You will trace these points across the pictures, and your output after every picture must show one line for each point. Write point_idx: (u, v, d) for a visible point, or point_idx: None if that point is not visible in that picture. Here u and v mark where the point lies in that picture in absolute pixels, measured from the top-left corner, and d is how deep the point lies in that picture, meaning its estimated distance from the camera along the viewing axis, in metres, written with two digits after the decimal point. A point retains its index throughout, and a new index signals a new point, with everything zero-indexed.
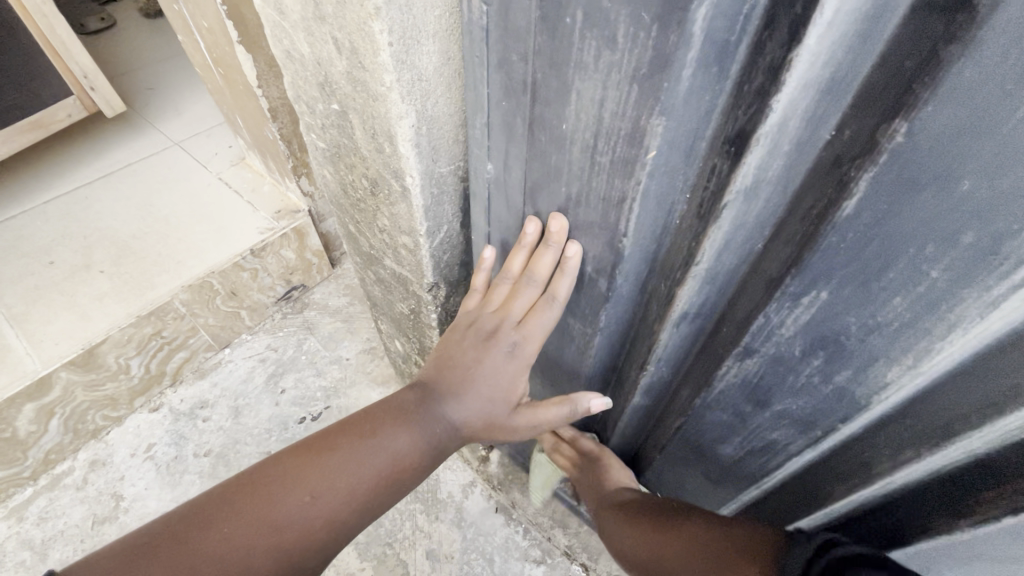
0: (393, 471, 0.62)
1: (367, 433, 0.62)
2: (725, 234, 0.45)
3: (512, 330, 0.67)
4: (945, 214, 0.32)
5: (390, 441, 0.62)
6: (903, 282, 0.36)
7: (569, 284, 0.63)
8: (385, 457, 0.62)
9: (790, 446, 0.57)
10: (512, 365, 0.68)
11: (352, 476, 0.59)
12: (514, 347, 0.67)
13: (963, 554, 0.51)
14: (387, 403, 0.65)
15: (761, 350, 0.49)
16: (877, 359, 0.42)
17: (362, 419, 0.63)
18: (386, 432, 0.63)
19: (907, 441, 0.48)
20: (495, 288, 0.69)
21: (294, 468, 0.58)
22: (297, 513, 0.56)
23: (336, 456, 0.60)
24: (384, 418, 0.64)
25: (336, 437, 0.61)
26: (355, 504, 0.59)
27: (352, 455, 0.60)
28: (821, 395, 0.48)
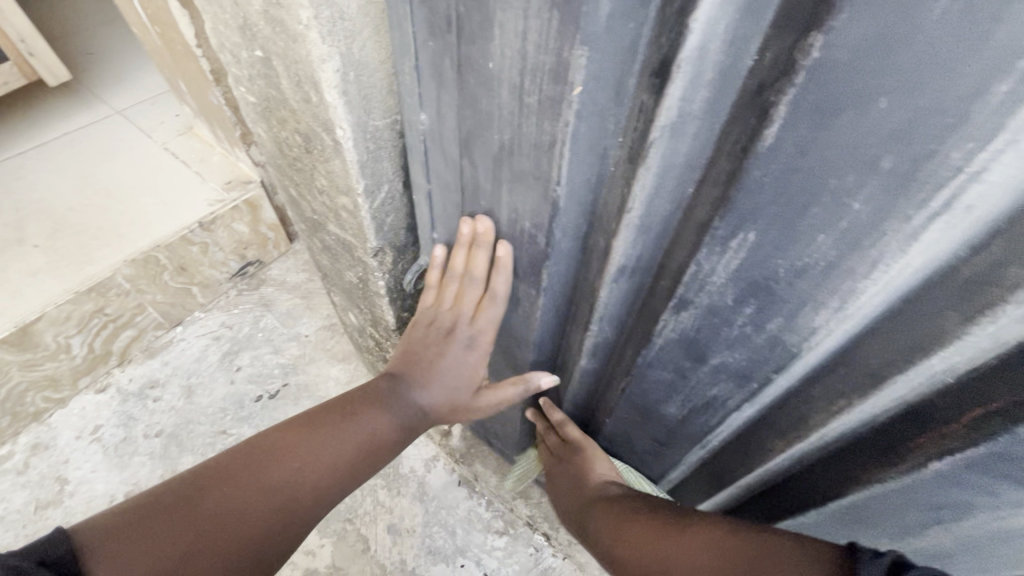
0: (371, 451, 0.67)
1: (347, 415, 0.67)
2: (655, 177, 0.43)
3: (467, 326, 0.72)
4: (864, 139, 0.30)
5: (369, 423, 0.67)
6: (826, 219, 0.35)
7: (505, 281, 0.66)
8: (364, 437, 0.66)
9: (729, 402, 0.56)
10: (473, 358, 0.73)
11: (336, 450, 0.64)
12: (471, 341, 0.72)
13: (895, 503, 0.51)
14: (364, 390, 0.70)
15: (695, 301, 0.48)
16: (805, 304, 0.40)
17: (345, 401, 0.68)
18: (365, 416, 0.67)
19: (840, 391, 0.48)
20: (444, 289, 0.73)
21: (284, 442, 0.62)
22: (290, 482, 0.60)
23: (323, 431, 0.64)
24: (364, 402, 0.69)
25: (320, 419, 0.66)
26: (339, 476, 0.64)
27: (338, 432, 0.65)
28: (755, 346, 0.47)
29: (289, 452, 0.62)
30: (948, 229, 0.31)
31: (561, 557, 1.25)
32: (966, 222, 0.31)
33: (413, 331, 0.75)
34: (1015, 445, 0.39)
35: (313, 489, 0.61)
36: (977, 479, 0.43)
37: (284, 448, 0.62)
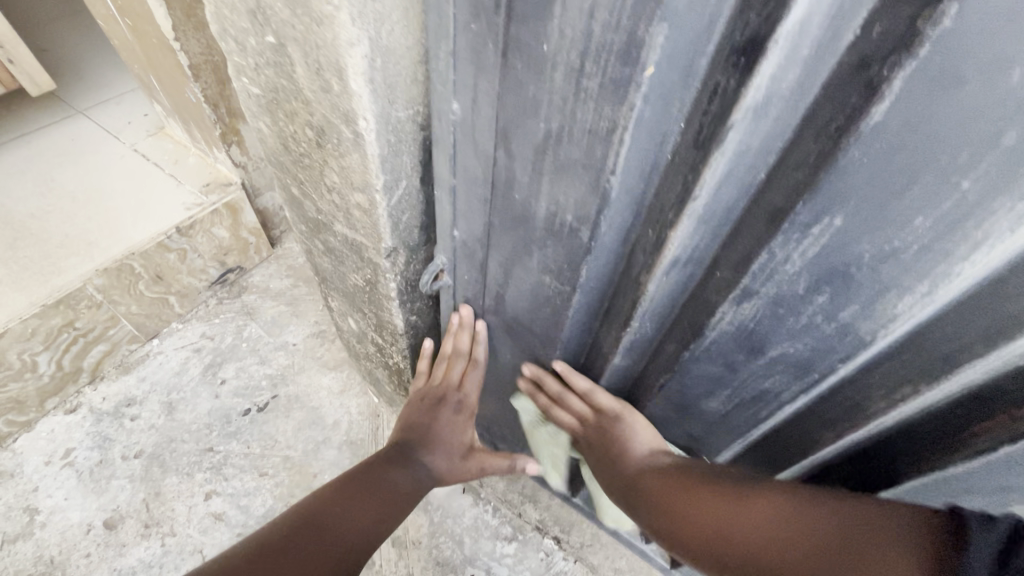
0: (398, 498, 0.79)
1: (375, 470, 0.79)
2: (728, 162, 0.41)
3: (458, 391, 0.92)
4: (989, 111, 0.29)
5: (394, 476, 0.80)
6: (928, 199, 0.34)
7: (484, 348, 0.89)
8: (389, 488, 0.78)
9: (783, 394, 0.55)
10: (462, 420, 0.92)
11: (373, 501, 0.75)
12: (458, 405, 0.92)
13: (954, 489, 0.51)
14: (380, 454, 0.84)
15: (761, 292, 0.46)
16: (888, 288, 0.40)
17: (369, 464, 0.81)
18: (390, 470, 0.81)
19: (905, 377, 0.47)
20: (437, 367, 0.94)
21: (332, 497, 0.72)
22: (345, 530, 0.68)
23: (362, 485, 0.76)
24: (385, 462, 0.82)
25: (355, 476, 0.77)
26: (378, 525, 0.73)
27: (375, 484, 0.77)
28: (822, 334, 0.46)
29: (338, 505, 0.71)
30: None
31: (572, 560, 1.23)
32: None
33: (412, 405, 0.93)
34: None
35: (364, 536, 0.70)
36: None
37: (334, 500, 0.71)
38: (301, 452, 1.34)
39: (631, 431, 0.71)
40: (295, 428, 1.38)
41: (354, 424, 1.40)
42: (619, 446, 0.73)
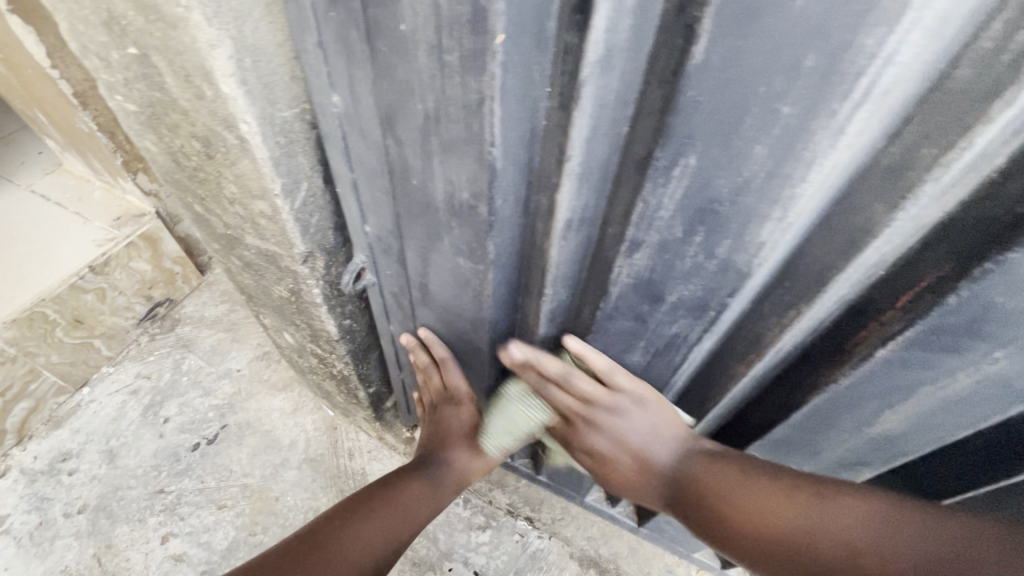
0: (409, 514, 0.87)
1: (390, 488, 0.88)
2: (591, 117, 0.43)
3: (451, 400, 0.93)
4: (787, 39, 0.31)
5: (407, 491, 0.89)
6: (760, 128, 0.36)
7: (444, 347, 0.86)
8: (402, 504, 0.87)
9: (690, 337, 0.58)
10: (463, 425, 0.93)
11: (392, 521, 0.84)
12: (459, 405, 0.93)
13: (850, 401, 0.54)
14: (395, 472, 0.93)
15: (646, 240, 0.48)
16: (749, 219, 0.42)
17: (383, 480, 0.90)
18: (404, 486, 0.89)
19: (790, 302, 0.50)
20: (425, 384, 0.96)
21: (349, 519, 0.81)
22: (361, 550, 0.78)
23: (378, 507, 0.85)
24: (399, 479, 0.90)
25: (368, 494, 0.86)
26: (397, 541, 0.84)
27: (385, 501, 0.86)
28: (708, 272, 0.49)
29: (353, 526, 0.80)
30: (871, 117, 0.34)
31: (547, 537, 1.26)
32: (883, 108, 0.33)
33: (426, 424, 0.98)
34: (946, 317, 0.42)
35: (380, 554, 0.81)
36: (917, 358, 0.46)
37: (350, 523, 0.81)
38: (259, 478, 1.30)
39: (646, 417, 0.67)
40: (249, 455, 1.34)
41: (312, 441, 1.37)
42: (641, 437, 0.69)
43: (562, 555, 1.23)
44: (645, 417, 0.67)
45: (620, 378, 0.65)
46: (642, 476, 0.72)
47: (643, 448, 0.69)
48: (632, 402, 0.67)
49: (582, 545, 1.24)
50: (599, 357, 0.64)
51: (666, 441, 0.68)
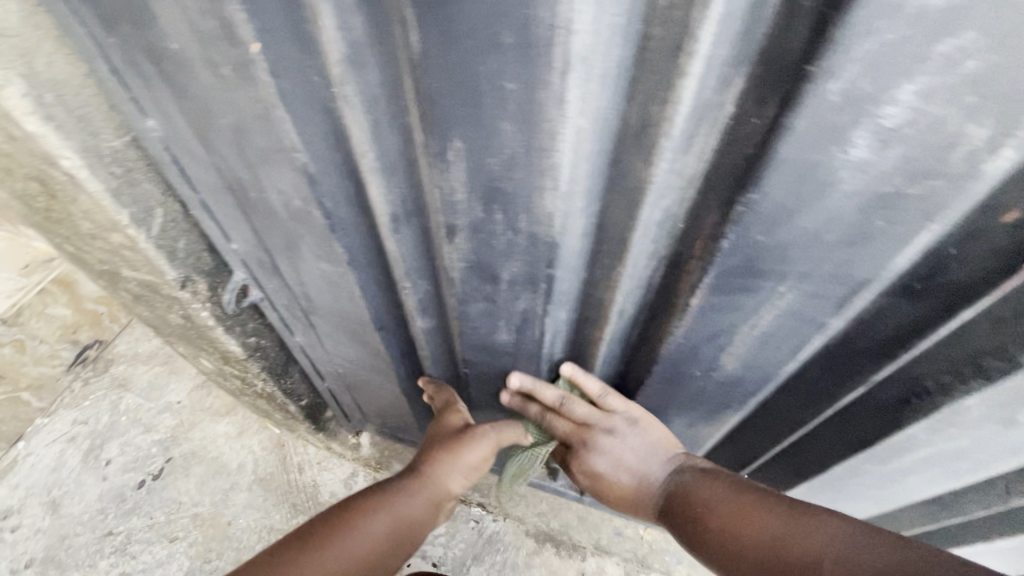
0: (370, 556, 0.66)
1: (349, 519, 0.68)
2: (367, 113, 0.44)
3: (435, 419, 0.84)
4: (478, 19, 0.33)
5: (371, 524, 0.68)
6: (497, 105, 0.37)
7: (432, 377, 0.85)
8: (362, 542, 0.66)
9: (539, 311, 0.59)
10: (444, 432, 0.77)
11: (344, 545, 0.65)
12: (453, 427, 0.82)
13: (691, 350, 0.57)
14: (363, 493, 0.71)
15: (458, 223, 0.49)
16: (530, 191, 0.44)
17: (343, 507, 0.69)
18: (367, 518, 0.68)
19: (610, 264, 0.52)
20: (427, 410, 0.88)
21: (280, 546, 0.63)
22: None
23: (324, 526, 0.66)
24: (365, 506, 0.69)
25: (321, 527, 0.66)
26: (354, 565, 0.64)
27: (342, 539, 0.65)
28: (523, 247, 0.50)
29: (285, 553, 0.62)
30: (587, 84, 0.35)
31: (501, 519, 1.28)
32: (594, 76, 0.35)
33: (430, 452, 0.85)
34: (730, 260, 0.44)
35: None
36: (723, 302, 0.49)
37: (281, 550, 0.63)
38: (209, 505, 1.30)
39: (640, 437, 0.68)
40: (197, 484, 1.33)
41: (260, 461, 1.37)
42: (638, 454, 0.69)
43: (517, 534, 1.26)
44: (640, 435, 0.69)
45: (613, 397, 0.68)
46: (637, 493, 0.70)
47: (638, 468, 0.69)
48: (628, 421, 0.69)
49: (535, 521, 1.27)
50: (591, 377, 0.68)
51: (660, 461, 0.69)
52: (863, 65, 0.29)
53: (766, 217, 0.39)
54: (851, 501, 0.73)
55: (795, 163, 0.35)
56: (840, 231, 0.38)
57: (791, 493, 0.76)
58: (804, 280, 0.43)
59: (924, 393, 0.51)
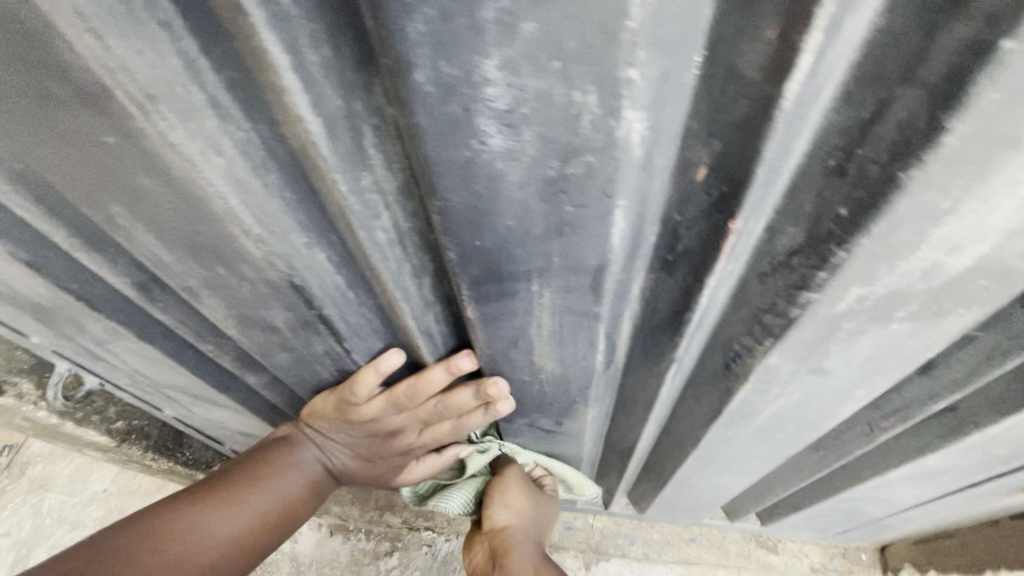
0: (281, 515, 0.68)
1: (274, 470, 0.67)
2: (20, 190, 0.38)
3: (414, 434, 0.67)
4: (14, 69, 0.28)
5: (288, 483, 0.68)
6: (114, 160, 0.32)
7: (439, 372, 0.55)
8: (277, 501, 0.67)
9: (343, 348, 0.54)
10: (403, 457, 0.73)
11: (261, 497, 0.65)
12: (411, 438, 0.69)
13: (506, 358, 0.52)
14: (293, 463, 0.69)
15: (192, 283, 0.44)
16: (229, 239, 0.38)
17: (274, 460, 0.68)
18: (284, 478, 0.68)
19: (381, 291, 0.47)
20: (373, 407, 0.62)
21: (236, 483, 0.65)
22: (204, 542, 0.59)
23: (263, 475, 0.67)
24: (288, 464, 0.68)
25: (248, 472, 0.66)
26: (258, 537, 0.65)
27: (263, 487, 0.66)
28: (273, 293, 0.45)
29: (254, 483, 0.66)
30: (191, 120, 0.30)
31: (453, 537, 1.23)
32: (197, 108, 0.29)
33: (324, 400, 0.63)
34: (472, 269, 0.39)
35: (235, 546, 0.62)
36: (498, 308, 0.44)
37: (227, 491, 0.64)
38: None
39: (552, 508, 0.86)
40: None
41: None
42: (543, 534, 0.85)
43: None
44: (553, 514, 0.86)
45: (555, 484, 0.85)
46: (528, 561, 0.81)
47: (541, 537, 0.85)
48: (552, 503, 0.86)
49: None
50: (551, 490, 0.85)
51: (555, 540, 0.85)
52: (428, 48, 0.24)
53: (467, 221, 0.35)
54: (743, 461, 0.70)
55: (448, 164, 0.31)
56: (543, 222, 0.34)
57: (688, 464, 0.73)
58: (549, 276, 0.39)
59: (737, 356, 0.47)
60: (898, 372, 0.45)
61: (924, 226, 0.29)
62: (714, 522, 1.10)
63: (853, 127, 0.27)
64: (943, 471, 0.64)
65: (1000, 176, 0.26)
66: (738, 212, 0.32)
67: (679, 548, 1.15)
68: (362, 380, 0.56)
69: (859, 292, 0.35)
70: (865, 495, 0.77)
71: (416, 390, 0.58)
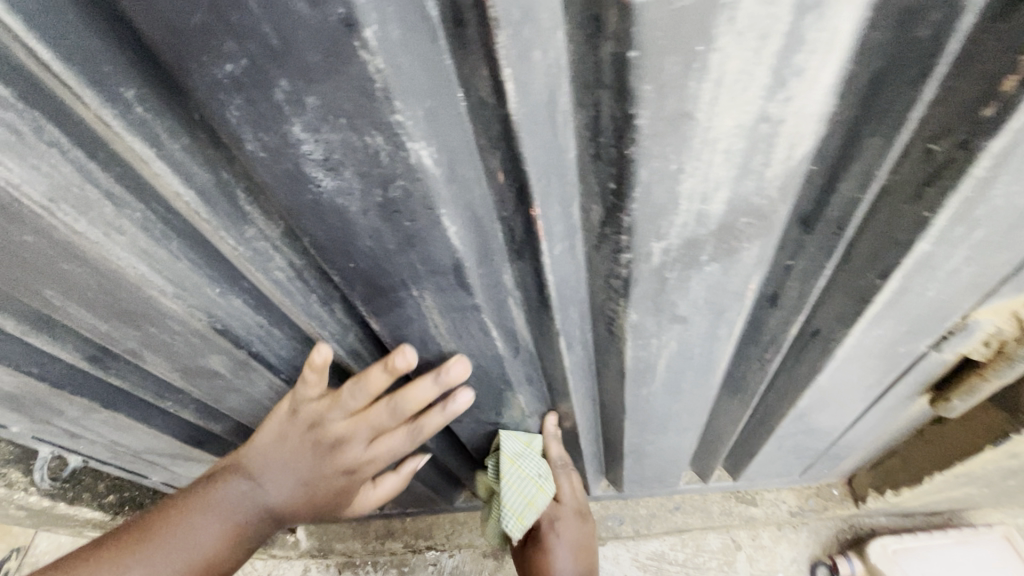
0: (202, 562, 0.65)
1: (195, 510, 0.65)
2: None
3: (360, 446, 0.66)
4: None
5: (207, 527, 0.65)
6: (37, 253, 0.39)
7: (379, 372, 0.57)
8: (194, 545, 0.64)
9: (284, 379, 0.61)
10: (347, 477, 0.69)
11: (174, 544, 0.63)
12: (355, 454, 0.67)
13: (424, 359, 0.59)
14: (220, 501, 0.66)
15: (133, 346, 0.51)
16: (150, 301, 0.45)
17: (201, 497, 0.66)
18: (203, 521, 0.65)
19: (299, 322, 0.54)
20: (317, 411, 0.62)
21: (148, 535, 0.63)
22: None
23: (178, 523, 0.64)
24: (212, 503, 0.65)
25: (169, 514, 0.65)
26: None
27: (178, 533, 0.63)
28: (203, 341, 0.52)
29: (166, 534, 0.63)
30: (90, 211, 0.37)
31: (455, 552, 1.27)
32: (93, 200, 0.37)
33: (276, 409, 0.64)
34: (359, 286, 0.47)
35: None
36: (395, 316, 0.52)
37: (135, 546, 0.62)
38: None
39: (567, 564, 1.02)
40: None
41: None
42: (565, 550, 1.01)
43: (475, 560, 1.25)
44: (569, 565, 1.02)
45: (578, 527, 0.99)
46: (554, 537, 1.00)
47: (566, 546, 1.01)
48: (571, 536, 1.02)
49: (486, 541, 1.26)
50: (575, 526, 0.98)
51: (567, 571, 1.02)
52: (248, 124, 0.33)
53: (336, 247, 0.42)
54: (674, 417, 0.77)
55: (300, 205, 0.39)
56: (392, 237, 0.41)
57: (630, 430, 0.80)
58: (421, 281, 0.46)
59: (611, 319, 0.55)
60: (741, 306, 0.52)
61: (671, 185, 0.37)
62: (691, 487, 1.16)
63: (591, 122, 0.36)
64: (843, 390, 0.72)
65: (696, 139, 0.34)
66: (534, 201, 0.40)
67: (666, 519, 1.21)
68: (302, 381, 0.57)
69: (659, 246, 0.43)
70: (796, 429, 0.84)
71: (358, 390, 0.60)
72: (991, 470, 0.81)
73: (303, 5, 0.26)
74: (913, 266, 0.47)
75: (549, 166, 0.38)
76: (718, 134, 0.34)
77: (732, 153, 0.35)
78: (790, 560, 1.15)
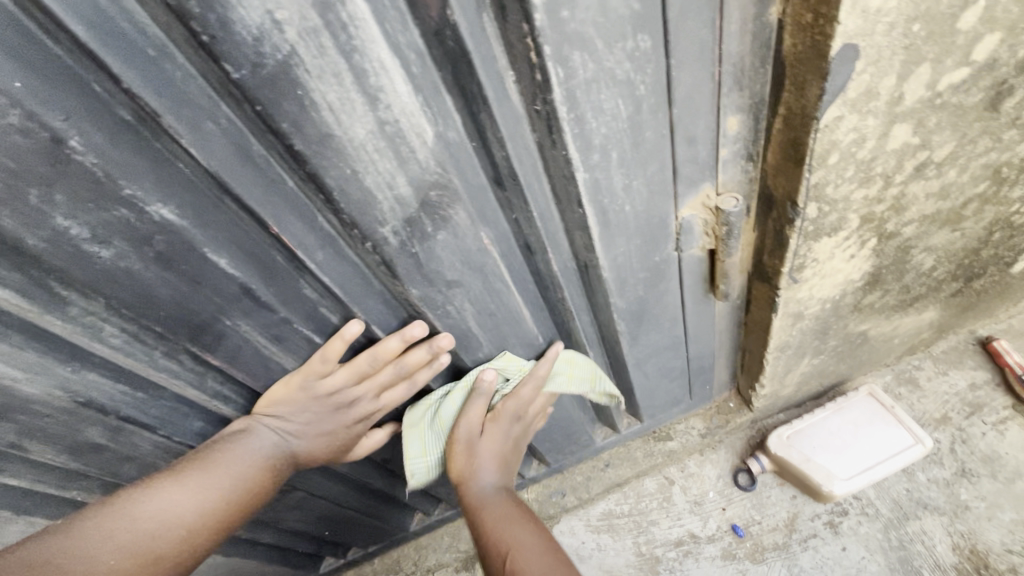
0: (237, 493, 0.70)
1: (230, 447, 0.71)
2: None
3: (369, 400, 0.76)
4: None
5: (241, 461, 0.71)
6: None
7: (396, 339, 0.69)
8: (234, 476, 0.70)
9: (165, 434, 0.72)
10: (360, 425, 0.79)
11: (218, 473, 0.69)
12: (366, 405, 0.77)
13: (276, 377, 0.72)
14: (247, 445, 0.71)
15: (13, 438, 0.61)
16: (9, 390, 0.56)
17: (231, 439, 0.72)
18: (238, 456, 0.71)
19: (153, 381, 0.65)
20: (340, 379, 0.72)
21: (186, 466, 0.69)
22: (129, 538, 0.63)
23: (216, 454, 0.70)
24: (242, 442, 0.71)
25: (206, 453, 0.70)
26: (206, 519, 0.68)
27: (220, 463, 0.69)
28: (74, 416, 0.63)
29: (203, 469, 0.69)
30: None
31: None
32: None
33: (289, 385, 0.72)
34: (179, 330, 0.59)
35: (180, 527, 0.66)
36: (226, 347, 0.64)
37: (174, 478, 0.68)
38: None
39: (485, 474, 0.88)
40: None
41: None
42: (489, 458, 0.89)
43: None
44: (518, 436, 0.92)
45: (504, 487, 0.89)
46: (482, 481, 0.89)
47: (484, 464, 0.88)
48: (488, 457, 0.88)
49: (452, 555, 1.32)
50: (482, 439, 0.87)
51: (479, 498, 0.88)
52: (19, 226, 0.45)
53: (141, 303, 0.55)
54: None
55: (94, 277, 0.51)
56: (179, 281, 0.54)
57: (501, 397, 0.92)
58: (225, 309, 0.59)
59: (406, 301, 0.68)
60: (495, 259, 0.67)
61: (358, 184, 0.52)
62: (610, 441, 1.28)
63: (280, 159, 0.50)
64: (646, 307, 0.86)
65: (348, 148, 0.49)
66: (271, 223, 0.53)
67: (601, 478, 1.31)
68: (325, 351, 0.68)
69: (386, 229, 0.57)
70: (644, 355, 0.98)
71: (375, 356, 0.71)
72: (800, 336, 0.97)
73: (18, 137, 0.40)
74: (590, 191, 0.63)
75: (271, 197, 0.52)
76: (361, 141, 0.49)
77: (381, 150, 0.50)
78: (716, 477, 1.26)
